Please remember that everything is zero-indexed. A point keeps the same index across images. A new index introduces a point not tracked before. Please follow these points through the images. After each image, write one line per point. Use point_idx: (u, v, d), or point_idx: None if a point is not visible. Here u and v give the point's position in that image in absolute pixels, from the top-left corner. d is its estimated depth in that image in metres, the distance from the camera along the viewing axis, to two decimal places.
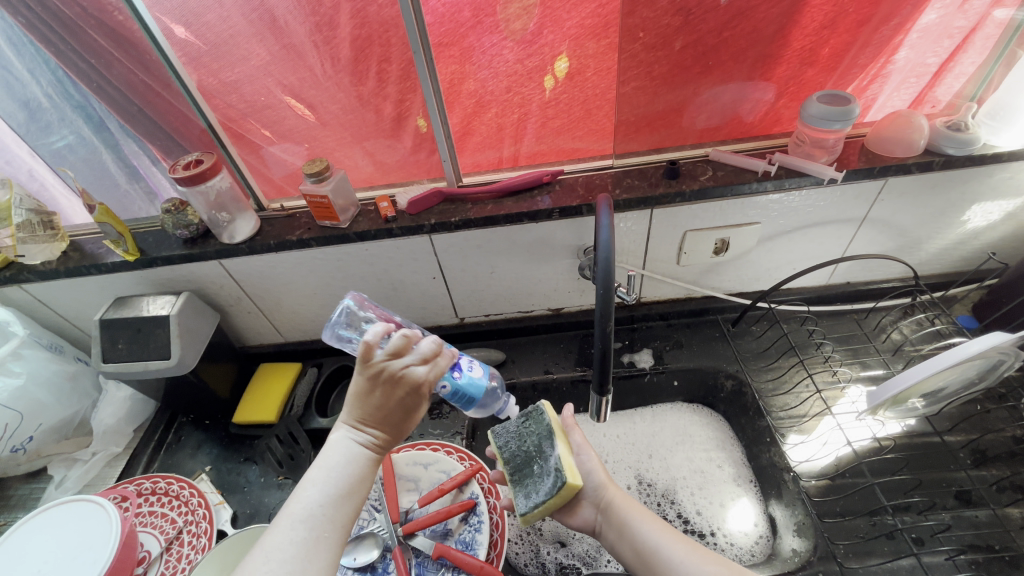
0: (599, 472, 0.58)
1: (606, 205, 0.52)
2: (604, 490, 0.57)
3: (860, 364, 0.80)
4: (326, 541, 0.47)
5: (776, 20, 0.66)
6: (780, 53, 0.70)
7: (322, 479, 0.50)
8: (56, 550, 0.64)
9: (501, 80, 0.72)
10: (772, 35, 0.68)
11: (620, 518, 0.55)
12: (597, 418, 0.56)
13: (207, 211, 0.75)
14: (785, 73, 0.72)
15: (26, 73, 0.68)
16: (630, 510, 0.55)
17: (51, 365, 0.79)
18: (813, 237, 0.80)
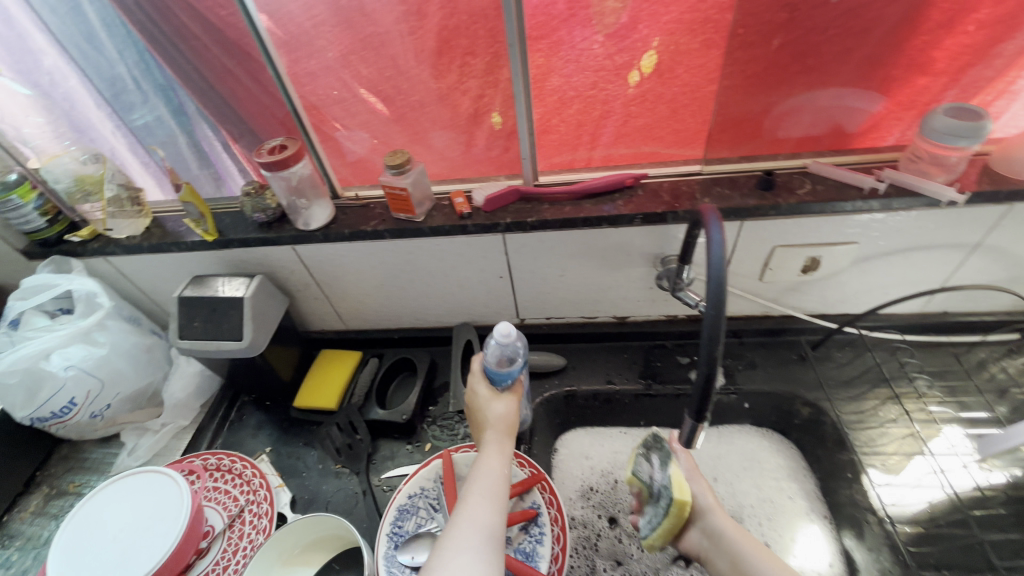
0: (706, 497, 0.62)
1: (717, 221, 0.50)
2: (710, 513, 0.61)
3: (958, 404, 0.73)
4: (495, 547, 0.52)
5: (894, 22, 0.61)
6: (899, 58, 0.64)
7: (478, 498, 0.56)
8: (131, 518, 0.66)
9: (588, 78, 0.69)
10: (888, 37, 0.62)
11: (730, 547, 0.58)
12: (689, 444, 0.52)
13: (287, 195, 0.76)
14: (900, 80, 0.66)
15: (114, 54, 0.69)
16: (739, 538, 0.58)
17: (132, 337, 0.81)
18: (914, 262, 0.74)
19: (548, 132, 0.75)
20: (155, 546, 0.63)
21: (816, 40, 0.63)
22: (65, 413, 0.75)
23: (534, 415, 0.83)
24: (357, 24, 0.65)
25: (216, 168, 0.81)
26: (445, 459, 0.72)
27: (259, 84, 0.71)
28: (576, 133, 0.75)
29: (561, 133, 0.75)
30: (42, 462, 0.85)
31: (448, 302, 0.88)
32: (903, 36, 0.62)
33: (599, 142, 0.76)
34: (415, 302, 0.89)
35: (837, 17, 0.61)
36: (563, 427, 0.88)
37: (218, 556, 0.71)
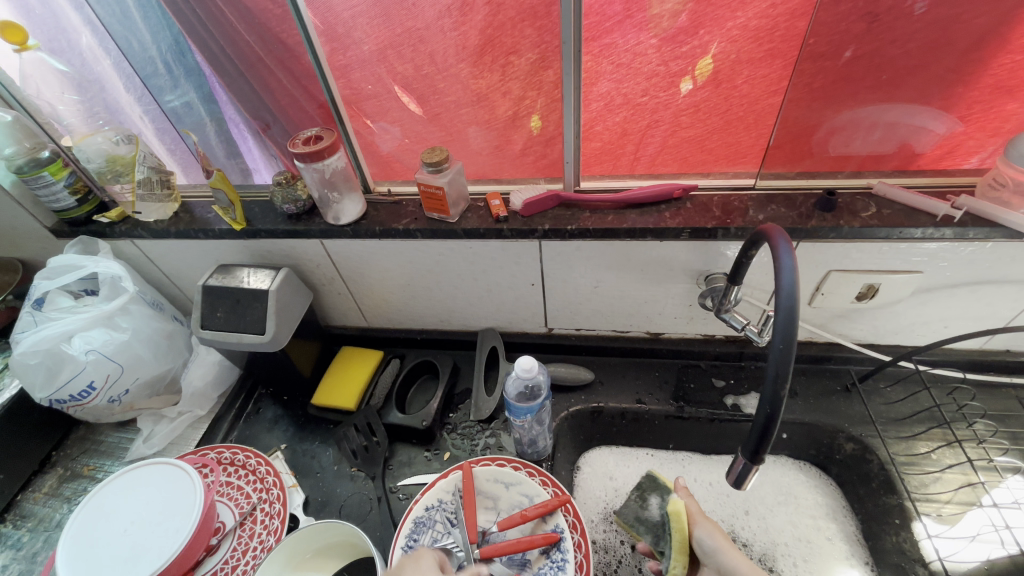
0: (714, 536, 0.56)
1: (787, 244, 0.46)
2: (720, 554, 0.55)
3: (1021, 452, 0.68)
4: None
5: (982, 39, 0.56)
6: (984, 77, 0.58)
7: None
8: (143, 511, 0.64)
9: (639, 84, 0.65)
10: (971, 54, 0.57)
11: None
12: (735, 483, 0.48)
13: (318, 188, 0.72)
14: (975, 98, 0.60)
15: (148, 36, 0.67)
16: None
17: (153, 323, 0.80)
18: (981, 296, 0.68)
19: (591, 138, 0.71)
20: (165, 542, 0.61)
21: (892, 55, 0.58)
22: (84, 396, 0.73)
23: (558, 430, 0.80)
24: (399, 17, 0.62)
25: (247, 160, 0.80)
26: (464, 473, 0.68)
27: (286, 73, 0.68)
28: (621, 140, 0.71)
29: (605, 139, 0.71)
30: (59, 442, 0.84)
31: (474, 306, 0.85)
32: (991, 54, 0.57)
33: (644, 151, 0.71)
34: (441, 303, 0.86)
35: (918, 29, 0.56)
36: (586, 444, 0.84)
37: (226, 555, 0.69)
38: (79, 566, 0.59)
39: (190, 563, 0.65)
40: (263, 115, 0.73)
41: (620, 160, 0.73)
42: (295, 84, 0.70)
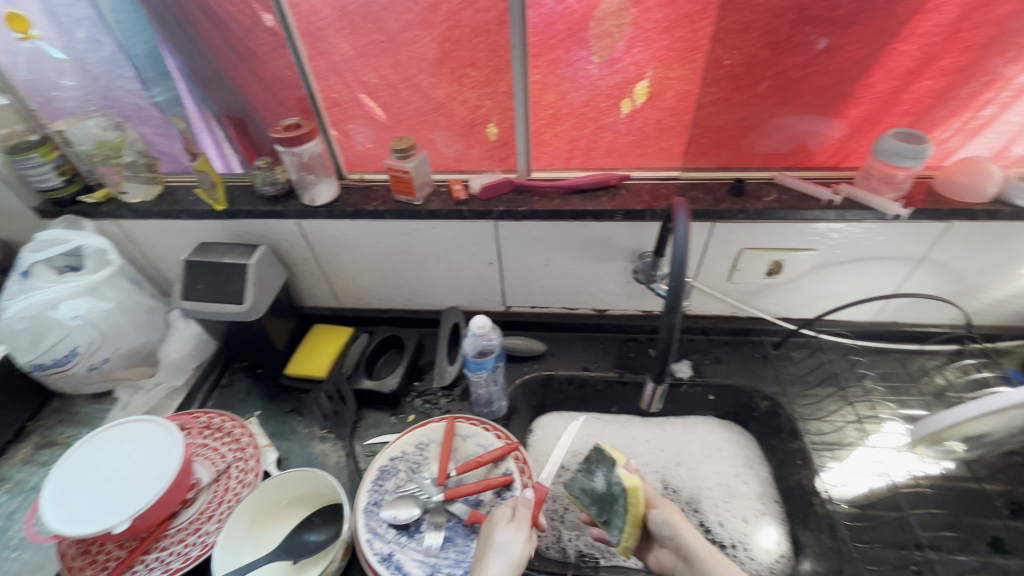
0: (669, 523, 0.64)
1: (684, 213, 0.55)
2: (677, 535, 0.64)
3: (899, 402, 0.80)
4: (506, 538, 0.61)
5: (852, 62, 0.69)
6: (858, 95, 0.72)
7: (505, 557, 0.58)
8: (124, 461, 0.69)
9: (582, 91, 0.76)
10: (841, 77, 0.71)
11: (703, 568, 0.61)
12: (647, 406, 0.59)
13: (296, 171, 0.80)
14: (861, 114, 0.74)
15: (138, 34, 0.74)
16: (710, 559, 0.62)
17: (134, 297, 0.85)
18: (867, 272, 0.81)
19: (541, 136, 0.82)
20: (147, 487, 0.66)
21: (785, 78, 0.72)
22: (66, 361, 0.78)
23: (513, 395, 0.88)
24: (376, 27, 0.71)
25: (218, 156, 0.87)
26: (448, 422, 0.77)
27: (258, 78, 0.77)
28: (568, 139, 0.82)
29: (555, 138, 0.82)
30: (34, 412, 0.88)
31: (439, 286, 0.94)
32: (860, 75, 0.70)
33: (590, 151, 0.83)
34: (408, 282, 0.94)
35: (809, 59, 0.69)
36: (540, 410, 0.94)
37: (202, 508, 0.74)
38: (64, 508, 0.64)
39: (167, 509, 0.70)
40: (233, 106, 0.81)
41: (567, 155, 0.84)
42: (265, 86, 0.78)
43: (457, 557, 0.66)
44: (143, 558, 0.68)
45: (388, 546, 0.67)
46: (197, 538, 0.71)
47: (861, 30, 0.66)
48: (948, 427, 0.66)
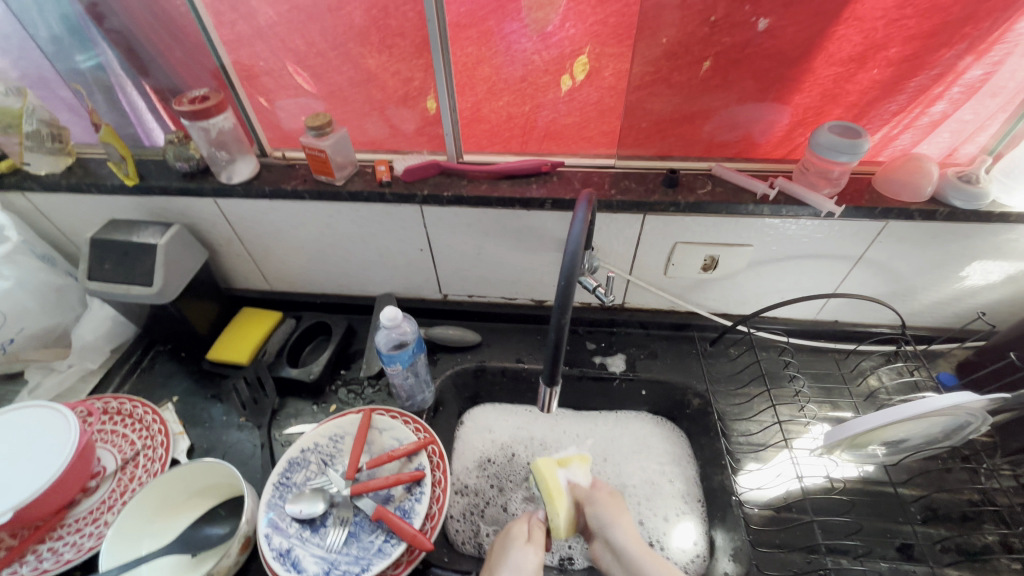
0: (604, 517, 0.64)
1: (585, 201, 0.54)
2: (612, 529, 0.63)
3: (830, 404, 0.79)
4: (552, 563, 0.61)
5: (799, 47, 0.63)
6: (800, 80, 0.66)
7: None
8: (13, 449, 0.65)
9: (514, 68, 0.70)
10: (792, 59, 0.65)
11: (633, 564, 0.60)
12: (544, 409, 0.56)
13: (207, 147, 0.75)
14: (804, 103, 0.69)
15: None
16: (642, 555, 0.60)
17: (40, 275, 0.81)
18: (804, 270, 0.79)
19: (473, 115, 0.76)
20: (36, 477, 0.64)
21: (729, 58, 0.65)
22: None
23: (442, 386, 0.85)
24: None
25: (138, 128, 0.81)
26: (363, 414, 0.74)
27: (178, 42, 0.72)
28: (502, 119, 0.76)
29: (488, 118, 0.76)
30: None
31: (370, 272, 0.90)
32: (807, 60, 0.64)
33: (527, 135, 0.78)
34: (338, 267, 0.90)
35: (750, 39, 0.63)
36: (472, 402, 0.91)
37: (104, 496, 0.71)
38: None
39: (64, 499, 0.67)
40: (138, 74, 0.75)
41: (501, 138, 0.78)
42: (188, 51, 0.72)
43: (359, 553, 0.64)
44: (36, 548, 0.66)
45: (288, 541, 0.65)
46: (94, 528, 0.68)
47: (810, 10, 0.60)
48: (862, 433, 0.64)
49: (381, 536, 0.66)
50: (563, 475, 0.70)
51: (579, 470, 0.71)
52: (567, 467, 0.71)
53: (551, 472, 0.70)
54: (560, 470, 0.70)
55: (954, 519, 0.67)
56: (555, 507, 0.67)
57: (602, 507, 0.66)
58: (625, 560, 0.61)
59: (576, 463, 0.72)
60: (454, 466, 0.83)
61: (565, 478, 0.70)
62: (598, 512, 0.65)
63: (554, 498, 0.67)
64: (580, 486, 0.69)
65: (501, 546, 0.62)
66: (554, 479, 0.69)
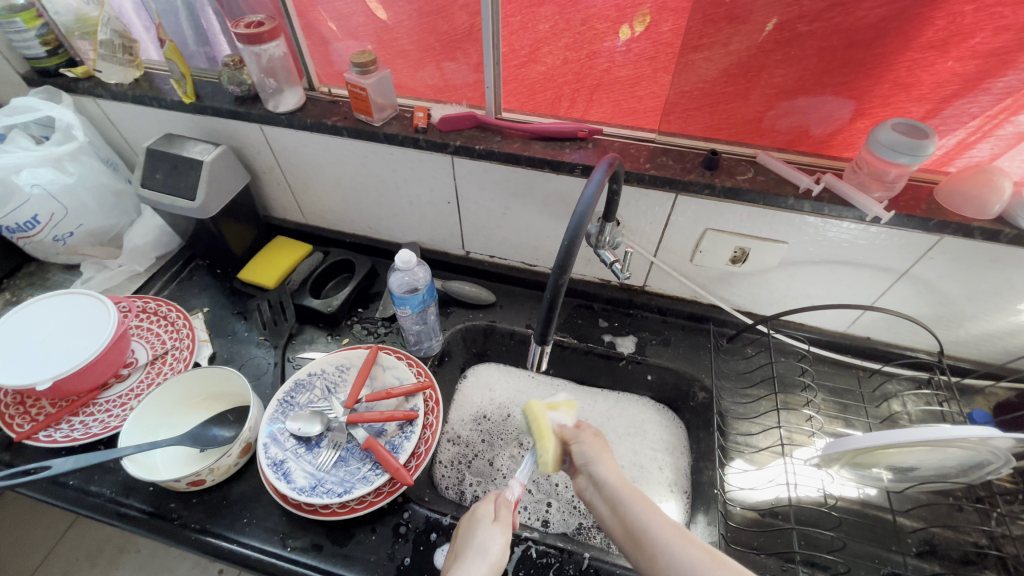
0: (587, 450, 0.59)
1: (604, 165, 0.53)
2: (589, 463, 0.57)
3: (843, 420, 0.76)
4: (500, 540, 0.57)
5: (881, 28, 0.56)
6: (874, 70, 0.59)
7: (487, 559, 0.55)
8: (60, 328, 0.73)
9: (565, 18, 0.65)
10: (872, 37, 0.57)
11: (612, 496, 0.53)
12: (532, 366, 0.58)
13: (258, 73, 0.77)
14: (874, 96, 0.62)
15: None
16: (622, 488, 0.53)
17: (101, 177, 0.88)
18: (841, 277, 0.74)
19: (516, 63, 0.72)
20: (74, 355, 0.70)
21: (799, 25, 0.58)
22: (29, 228, 0.82)
23: (450, 338, 0.87)
24: None
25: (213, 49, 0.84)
26: (369, 348, 0.78)
27: None
28: (547, 74, 0.72)
29: (530, 70, 0.72)
30: (12, 271, 0.94)
31: (398, 218, 0.92)
32: (886, 46, 0.57)
33: (574, 93, 0.73)
34: (368, 209, 0.92)
35: (820, 12, 0.56)
36: (478, 358, 0.94)
37: (133, 384, 0.78)
38: None
39: (97, 380, 0.74)
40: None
41: (542, 95, 0.75)
42: None
43: (345, 476, 0.68)
44: (69, 419, 0.73)
45: (283, 453, 0.69)
46: (121, 410, 0.75)
47: None
48: (866, 451, 0.61)
49: (368, 464, 0.69)
50: (552, 417, 0.63)
51: (568, 413, 0.64)
52: (556, 410, 0.64)
53: (541, 412, 0.62)
54: (549, 412, 0.63)
55: (954, 560, 0.64)
56: (545, 446, 0.59)
57: (585, 447, 0.59)
58: (604, 492, 0.54)
59: (565, 408, 0.65)
60: (451, 416, 0.85)
61: (552, 420, 0.63)
62: (581, 448, 0.59)
63: (544, 437, 0.60)
64: (567, 427, 0.63)
65: (470, 523, 0.58)
66: (542, 419, 0.61)
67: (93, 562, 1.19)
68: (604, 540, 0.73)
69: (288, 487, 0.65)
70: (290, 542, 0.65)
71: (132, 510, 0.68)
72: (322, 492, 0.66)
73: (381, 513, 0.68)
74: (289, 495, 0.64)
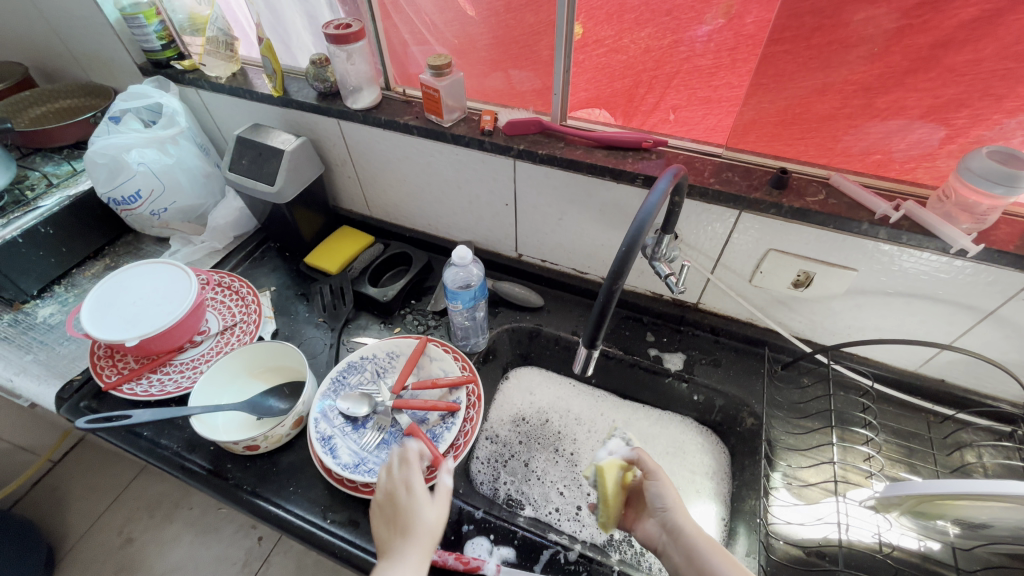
0: (666, 495, 0.58)
1: (670, 175, 0.53)
2: (669, 512, 0.58)
3: (908, 465, 0.71)
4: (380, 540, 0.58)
5: (982, 41, 0.52)
6: (969, 89, 0.56)
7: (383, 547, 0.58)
8: (150, 293, 0.80)
9: (640, 19, 0.65)
10: (971, 52, 0.53)
11: (688, 544, 0.55)
12: (579, 370, 0.58)
13: (341, 73, 0.82)
14: (968, 120, 0.58)
15: None
16: (699, 536, 0.55)
17: (195, 159, 0.96)
18: (915, 312, 0.69)
19: (587, 62, 0.72)
20: (158, 317, 0.77)
21: (889, 26, 0.55)
22: (132, 201, 0.92)
23: (497, 337, 0.89)
24: None
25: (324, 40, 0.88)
26: (419, 339, 0.80)
27: None
28: (615, 79, 0.72)
29: (601, 67, 0.72)
30: (112, 240, 1.04)
31: (457, 218, 0.95)
32: (987, 65, 0.54)
33: (645, 100, 0.72)
34: (430, 206, 0.96)
35: (912, 20, 0.53)
36: (522, 360, 0.95)
37: (205, 350, 0.85)
38: (95, 315, 0.76)
39: (175, 342, 0.81)
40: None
41: (606, 102, 0.75)
42: None
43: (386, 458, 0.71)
44: (149, 375, 0.81)
45: (332, 430, 0.73)
46: (192, 372, 0.82)
47: None
48: (930, 498, 0.57)
49: None
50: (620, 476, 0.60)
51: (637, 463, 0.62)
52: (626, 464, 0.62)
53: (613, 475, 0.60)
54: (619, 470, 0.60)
55: None
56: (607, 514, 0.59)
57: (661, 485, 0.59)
58: (681, 539, 0.55)
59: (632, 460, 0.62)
60: (491, 415, 0.87)
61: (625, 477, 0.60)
62: (657, 492, 0.59)
63: (607, 503, 0.59)
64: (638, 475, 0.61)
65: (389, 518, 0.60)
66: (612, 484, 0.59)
67: (152, 514, 1.30)
68: (634, 557, 0.71)
69: (333, 461, 0.69)
70: (330, 515, 0.68)
71: (193, 465, 0.73)
72: (364, 471, 0.69)
73: None
74: (334, 469, 0.68)
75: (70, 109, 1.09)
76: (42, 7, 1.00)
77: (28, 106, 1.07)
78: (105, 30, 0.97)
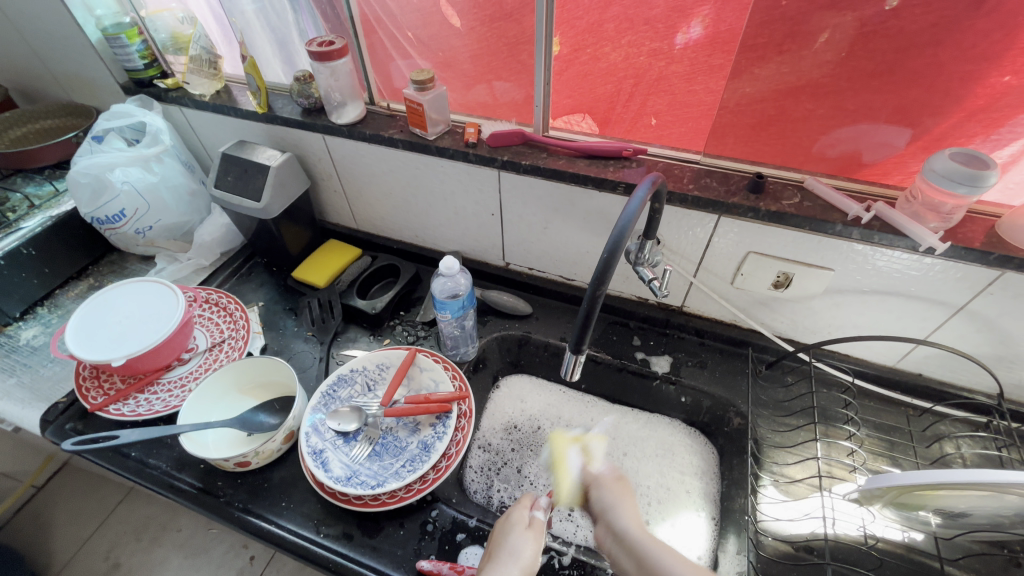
0: (611, 496, 0.59)
1: (648, 183, 0.54)
2: (611, 511, 0.58)
3: (890, 458, 0.72)
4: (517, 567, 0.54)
5: (941, 46, 0.55)
6: (932, 93, 0.58)
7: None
8: (136, 312, 0.80)
9: (620, 27, 0.66)
10: (932, 57, 0.56)
11: (635, 547, 0.53)
12: (567, 377, 0.58)
13: (326, 88, 0.83)
14: (931, 123, 0.61)
15: None
16: (645, 538, 0.53)
17: (179, 176, 0.96)
18: (890, 308, 0.72)
19: (568, 73, 0.74)
20: (145, 336, 0.76)
21: (855, 32, 0.57)
22: (117, 220, 0.92)
23: (486, 346, 0.90)
24: None
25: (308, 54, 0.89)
26: (409, 350, 0.81)
27: None
28: (595, 89, 0.74)
29: (582, 78, 0.73)
30: (96, 259, 1.03)
31: (444, 228, 0.96)
32: (948, 69, 0.56)
33: (625, 106, 0.74)
34: (417, 217, 0.97)
35: (876, 25, 0.56)
36: (512, 368, 0.96)
37: (193, 368, 0.85)
38: (80, 335, 0.75)
39: (162, 361, 0.81)
40: (285, 13, 0.85)
41: (586, 112, 0.77)
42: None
43: (378, 470, 0.71)
44: (136, 395, 0.80)
45: (323, 444, 0.73)
46: (180, 391, 0.81)
47: None
48: (912, 488, 0.58)
49: (401, 462, 0.72)
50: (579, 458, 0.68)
51: (596, 453, 0.70)
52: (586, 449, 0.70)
53: (563, 447, 0.71)
54: (574, 449, 0.71)
55: None
56: (558, 474, 0.67)
57: (608, 489, 0.61)
58: (626, 542, 0.54)
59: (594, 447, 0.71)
60: (483, 424, 0.88)
61: (576, 459, 0.68)
62: (601, 493, 0.60)
63: (558, 467, 0.69)
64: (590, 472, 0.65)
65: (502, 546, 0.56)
66: (563, 455, 0.70)
67: (138, 537, 1.28)
68: None
69: (325, 475, 0.69)
70: (323, 529, 0.68)
71: (183, 483, 0.73)
72: (356, 483, 0.69)
73: (409, 509, 0.70)
74: (326, 483, 0.68)
75: (51, 128, 1.08)
76: (22, 27, 0.99)
77: (8, 126, 1.06)
78: (87, 49, 0.97)
